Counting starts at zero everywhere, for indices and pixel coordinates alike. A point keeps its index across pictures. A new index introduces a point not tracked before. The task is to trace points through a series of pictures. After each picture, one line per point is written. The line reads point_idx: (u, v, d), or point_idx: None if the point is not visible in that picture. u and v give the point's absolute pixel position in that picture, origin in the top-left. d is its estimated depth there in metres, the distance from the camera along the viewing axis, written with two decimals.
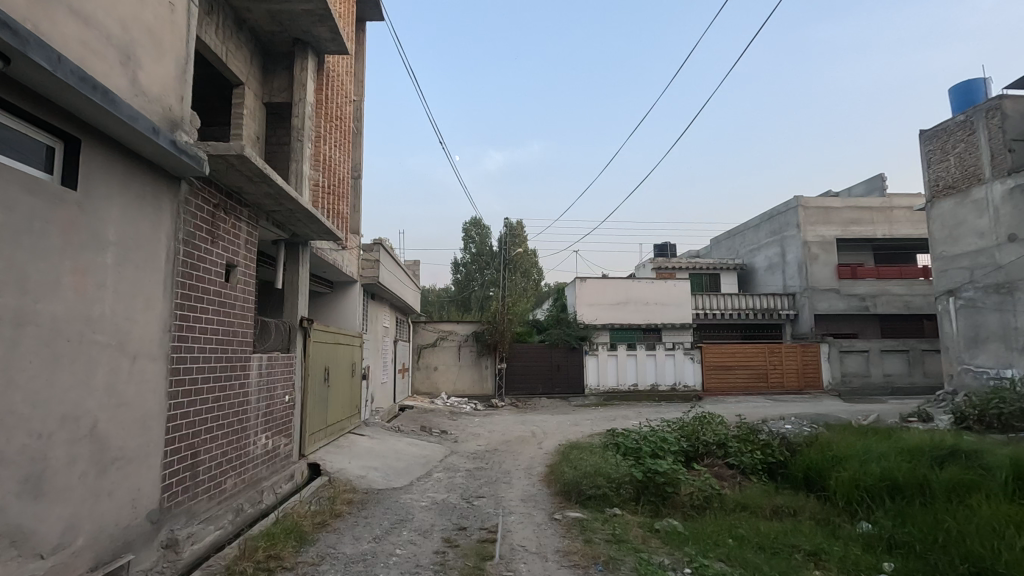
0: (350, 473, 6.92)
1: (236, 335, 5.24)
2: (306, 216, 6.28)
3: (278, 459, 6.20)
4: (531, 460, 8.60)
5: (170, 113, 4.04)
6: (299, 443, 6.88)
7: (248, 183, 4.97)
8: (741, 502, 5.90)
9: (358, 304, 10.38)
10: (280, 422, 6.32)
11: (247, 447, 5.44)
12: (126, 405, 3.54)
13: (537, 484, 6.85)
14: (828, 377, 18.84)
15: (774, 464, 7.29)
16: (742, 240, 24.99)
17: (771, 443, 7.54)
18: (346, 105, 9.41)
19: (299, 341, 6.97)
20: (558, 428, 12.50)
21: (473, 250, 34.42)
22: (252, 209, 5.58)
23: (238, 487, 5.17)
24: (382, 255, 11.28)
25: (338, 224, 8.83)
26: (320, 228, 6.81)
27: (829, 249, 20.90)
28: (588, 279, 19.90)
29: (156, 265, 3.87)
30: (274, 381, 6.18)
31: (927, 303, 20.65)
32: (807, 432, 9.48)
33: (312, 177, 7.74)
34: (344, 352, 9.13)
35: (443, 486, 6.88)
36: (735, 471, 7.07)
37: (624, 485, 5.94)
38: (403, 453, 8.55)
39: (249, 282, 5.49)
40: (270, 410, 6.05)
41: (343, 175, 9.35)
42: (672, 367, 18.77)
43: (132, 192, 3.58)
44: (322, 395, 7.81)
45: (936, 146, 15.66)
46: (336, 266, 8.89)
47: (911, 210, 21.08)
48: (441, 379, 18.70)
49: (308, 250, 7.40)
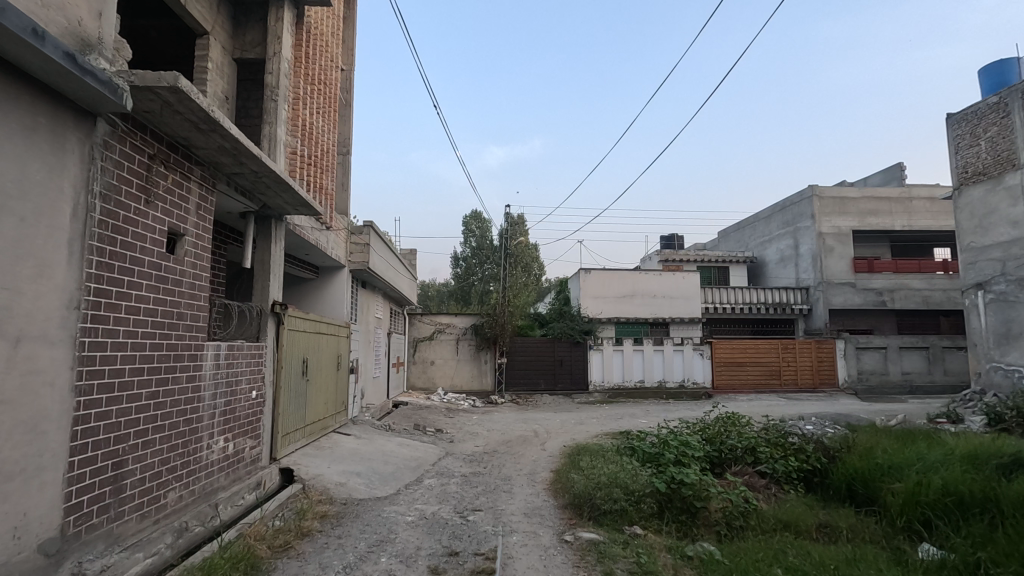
0: (327, 479, 6.03)
1: (183, 319, 4.34)
2: (277, 182, 5.36)
3: (240, 464, 5.33)
4: (535, 465, 7.73)
5: (79, 29, 3.14)
6: (270, 445, 6.02)
7: (196, 133, 4.07)
8: (783, 520, 5.05)
9: (346, 291, 9.48)
10: (244, 423, 5.44)
11: (199, 452, 4.57)
12: (3, 403, 2.68)
13: (543, 495, 5.96)
14: (845, 375, 17.96)
15: (807, 473, 6.43)
16: (753, 232, 24.09)
17: (807, 449, 6.65)
18: (332, 71, 8.52)
19: (270, 329, 6.09)
20: (562, 427, 11.62)
21: (473, 244, 33.51)
22: (207, 169, 4.67)
23: (185, 501, 4.30)
24: (373, 238, 10.34)
25: (322, 202, 7.98)
26: (295, 198, 5.88)
27: (845, 242, 20.00)
28: (593, 271, 19.01)
29: (55, 221, 2.99)
30: (237, 374, 5.31)
31: (946, 298, 19.75)
32: (836, 434, 8.63)
33: (289, 144, 6.85)
34: (328, 344, 8.25)
35: (434, 496, 5.99)
36: (768, 481, 6.20)
37: (645, 498, 5.10)
38: (391, 455, 7.65)
39: (202, 255, 4.59)
40: (231, 408, 5.18)
41: (329, 146, 8.44)
42: (681, 363, 17.84)
43: (10, 126, 2.72)
44: (299, 390, 6.92)
45: (964, 131, 14.76)
46: (320, 248, 8.03)
47: (932, 200, 20.13)
48: (438, 374, 17.84)
49: (282, 225, 6.47)
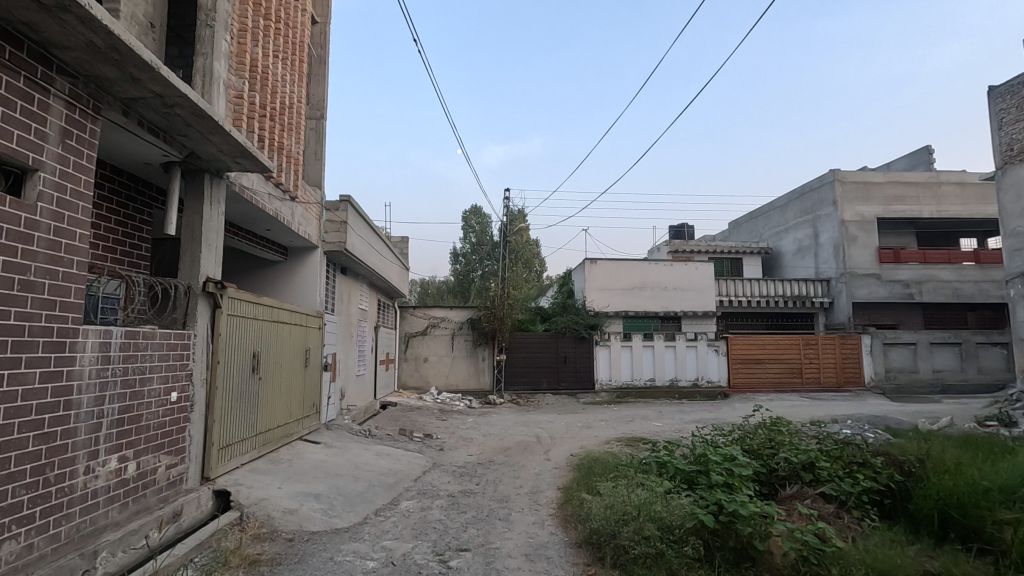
0: (273, 505, 4.70)
1: (36, 291, 3.01)
2: (196, 117, 4.03)
3: (149, 491, 4.01)
4: (539, 480, 6.44)
5: None
6: (201, 462, 4.73)
7: (38, 13, 2.76)
8: (876, 567, 3.74)
9: (318, 276, 8.17)
10: (155, 436, 4.11)
11: (69, 480, 3.25)
12: None
13: (548, 526, 4.67)
14: (871, 373, 16.61)
15: (879, 495, 5.15)
16: (768, 221, 22.74)
17: (876, 463, 5.35)
18: (297, 13, 7.14)
19: (203, 313, 4.80)
20: (567, 432, 10.29)
21: (473, 239, 32.18)
22: (84, 83, 3.35)
23: (36, 553, 2.99)
24: (351, 215, 8.98)
25: (282, 166, 6.64)
26: (228, 143, 4.51)
27: (868, 230, 18.66)
28: (599, 261, 17.70)
29: None
30: (142, 371, 3.98)
31: (978, 290, 18.42)
32: (887, 440, 7.35)
33: (233, 86, 5.50)
34: (293, 334, 6.95)
35: (409, 527, 4.66)
36: (836, 508, 4.83)
37: (687, 538, 3.81)
38: (365, 469, 6.33)
39: (71, 200, 3.25)
40: (133, 416, 3.86)
41: (294, 102, 7.09)
42: (694, 360, 16.52)
43: None
44: (247, 391, 5.59)
45: (1009, 104, 13.37)
46: (282, 221, 6.73)
47: (962, 185, 18.79)
48: (432, 372, 16.58)
49: (221, 185, 5.15)
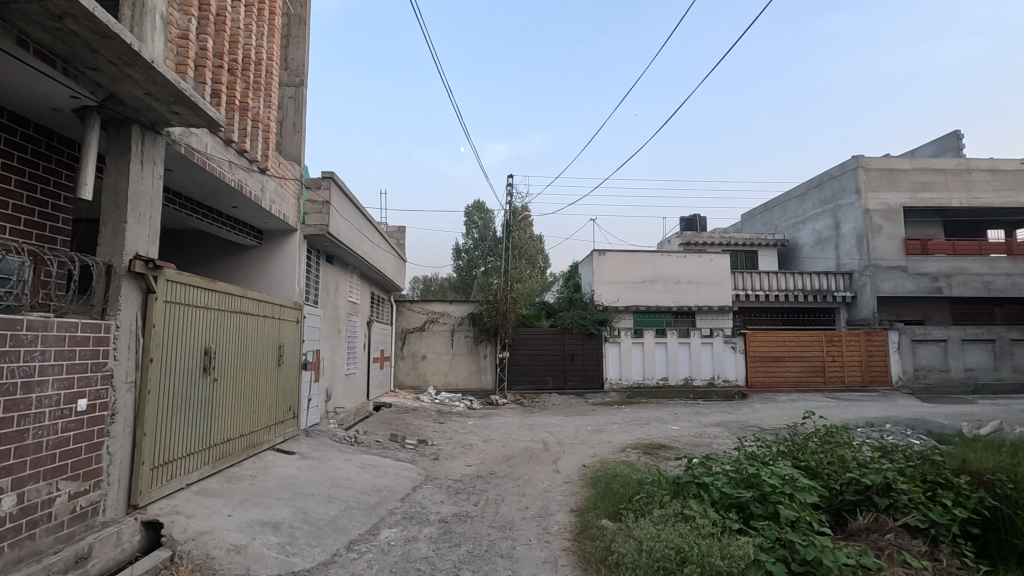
0: (216, 540, 3.71)
1: None
2: (98, 36, 3.04)
3: (39, 530, 3.05)
4: (549, 499, 5.49)
5: None
6: (127, 487, 3.76)
7: None
8: None
9: (297, 263, 7.20)
10: (49, 459, 3.14)
11: None
12: None
13: (563, 568, 3.70)
14: (898, 372, 15.60)
15: (971, 526, 4.16)
16: (785, 211, 21.70)
17: (962, 484, 4.37)
18: None
19: (129, 300, 3.82)
20: (577, 437, 9.34)
21: (475, 235, 31.15)
22: None
23: None
24: (336, 193, 7.96)
25: (246, 131, 5.64)
26: (155, 83, 3.50)
27: (894, 219, 17.58)
28: (608, 253, 16.67)
29: None
30: (29, 373, 3.01)
31: (1010, 283, 17.37)
32: (940, 446, 6.40)
33: (176, 23, 4.50)
34: (261, 327, 5.97)
35: (388, 570, 3.68)
36: (924, 545, 3.83)
37: None
38: (344, 487, 5.35)
39: None
40: (10, 436, 2.88)
41: (263, 58, 6.08)
42: (709, 358, 15.51)
43: None
44: (195, 395, 4.62)
45: None
46: (248, 195, 5.74)
47: (995, 172, 17.70)
48: (430, 370, 15.64)
49: (159, 144, 4.19)
